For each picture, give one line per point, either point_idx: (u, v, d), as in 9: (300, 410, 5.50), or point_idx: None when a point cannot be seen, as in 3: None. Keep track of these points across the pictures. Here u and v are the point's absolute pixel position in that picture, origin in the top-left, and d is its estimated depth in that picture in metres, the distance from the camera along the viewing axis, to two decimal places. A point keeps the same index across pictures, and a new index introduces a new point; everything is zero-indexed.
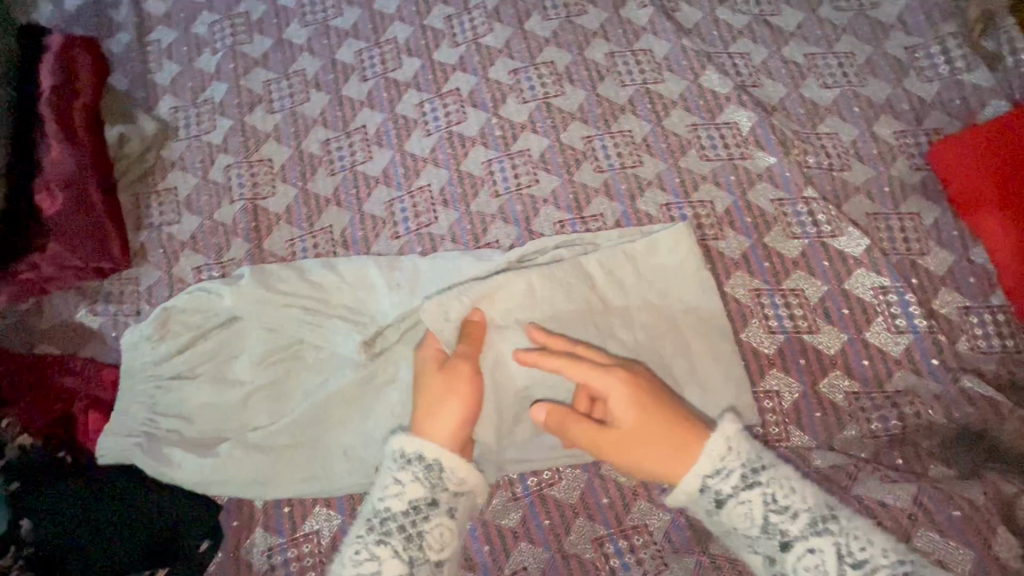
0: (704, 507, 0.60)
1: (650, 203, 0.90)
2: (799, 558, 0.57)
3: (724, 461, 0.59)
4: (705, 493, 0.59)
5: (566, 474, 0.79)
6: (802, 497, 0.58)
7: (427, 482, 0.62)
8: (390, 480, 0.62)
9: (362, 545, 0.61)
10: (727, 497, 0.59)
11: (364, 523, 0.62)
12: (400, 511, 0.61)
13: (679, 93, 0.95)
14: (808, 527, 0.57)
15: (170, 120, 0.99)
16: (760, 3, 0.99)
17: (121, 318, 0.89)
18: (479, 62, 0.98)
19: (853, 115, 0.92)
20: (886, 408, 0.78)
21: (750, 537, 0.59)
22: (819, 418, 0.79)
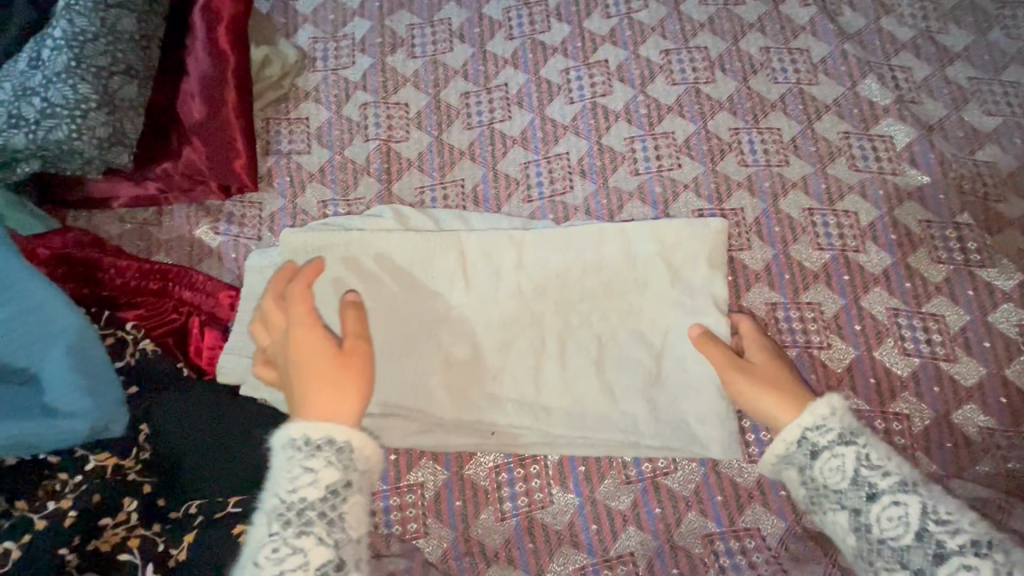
0: (799, 461, 0.59)
1: (793, 205, 0.87)
2: (883, 510, 0.54)
3: (823, 420, 0.59)
4: (796, 444, 0.60)
5: (682, 466, 0.77)
6: (891, 460, 0.57)
7: (340, 465, 0.55)
8: (298, 470, 0.54)
9: (279, 543, 0.52)
10: (821, 450, 0.58)
11: (273, 519, 0.53)
12: (317, 500, 0.53)
13: (834, 98, 0.92)
14: (895, 484, 0.55)
15: (309, 51, 0.97)
16: (926, 20, 0.96)
17: (241, 240, 0.87)
18: (630, 37, 0.96)
19: (1013, 147, 0.89)
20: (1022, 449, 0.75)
21: (836, 492, 0.57)
22: (950, 449, 0.76)
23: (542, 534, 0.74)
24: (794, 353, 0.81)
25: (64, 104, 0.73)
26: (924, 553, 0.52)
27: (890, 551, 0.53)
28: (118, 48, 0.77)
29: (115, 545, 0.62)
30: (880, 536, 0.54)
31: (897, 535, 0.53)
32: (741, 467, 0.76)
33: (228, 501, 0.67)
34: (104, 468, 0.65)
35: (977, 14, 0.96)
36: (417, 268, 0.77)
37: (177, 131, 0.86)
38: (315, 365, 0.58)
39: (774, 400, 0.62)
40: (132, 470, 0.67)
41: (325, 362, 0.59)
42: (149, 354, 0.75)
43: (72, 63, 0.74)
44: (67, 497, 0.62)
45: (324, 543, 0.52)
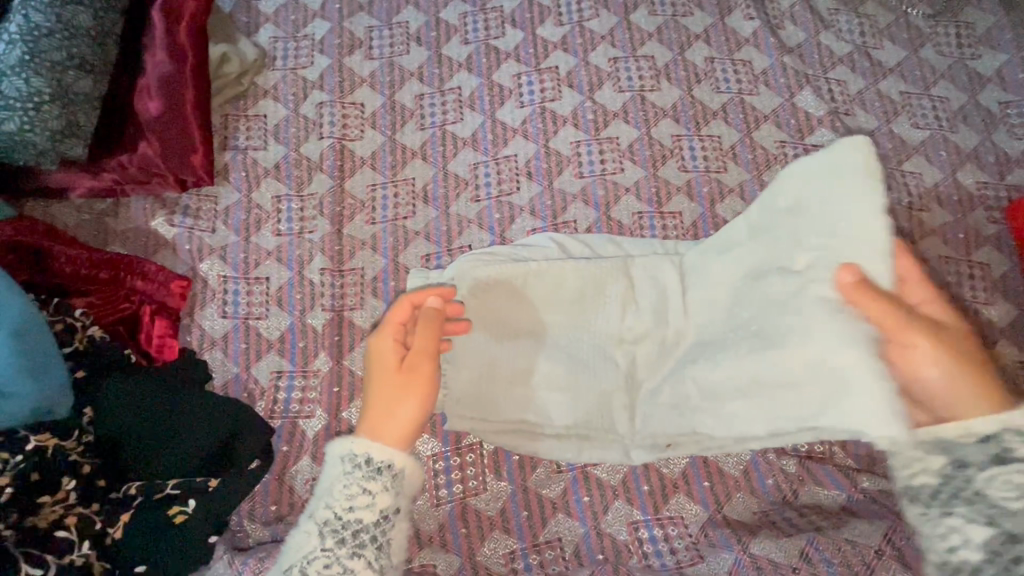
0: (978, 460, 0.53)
1: (729, 210, 0.91)
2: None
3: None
4: (978, 444, 0.54)
5: None
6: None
7: (393, 492, 0.61)
8: (358, 490, 0.60)
9: (332, 559, 0.58)
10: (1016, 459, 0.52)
11: (328, 535, 0.59)
12: (371, 522, 0.60)
13: (772, 108, 0.96)
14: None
15: (269, 50, 1.00)
16: (863, 36, 1.00)
17: (195, 232, 0.90)
18: (581, 44, 1.00)
19: (938, 159, 0.93)
20: None
21: (978, 500, 0.53)
22: (865, 444, 0.81)
23: (475, 520, 0.78)
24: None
25: (16, 97, 0.75)
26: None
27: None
28: (74, 43, 0.79)
29: (53, 523, 0.64)
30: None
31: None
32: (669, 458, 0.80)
33: (168, 483, 0.72)
34: (44, 448, 0.66)
35: (911, 31, 1.01)
36: (550, 281, 0.78)
37: (133, 125, 0.88)
38: (380, 378, 0.65)
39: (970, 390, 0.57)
40: (73, 451, 0.68)
41: (388, 375, 0.65)
42: (97, 340, 0.77)
43: (26, 57, 0.76)
44: (5, 475, 0.62)
45: (371, 563, 0.59)
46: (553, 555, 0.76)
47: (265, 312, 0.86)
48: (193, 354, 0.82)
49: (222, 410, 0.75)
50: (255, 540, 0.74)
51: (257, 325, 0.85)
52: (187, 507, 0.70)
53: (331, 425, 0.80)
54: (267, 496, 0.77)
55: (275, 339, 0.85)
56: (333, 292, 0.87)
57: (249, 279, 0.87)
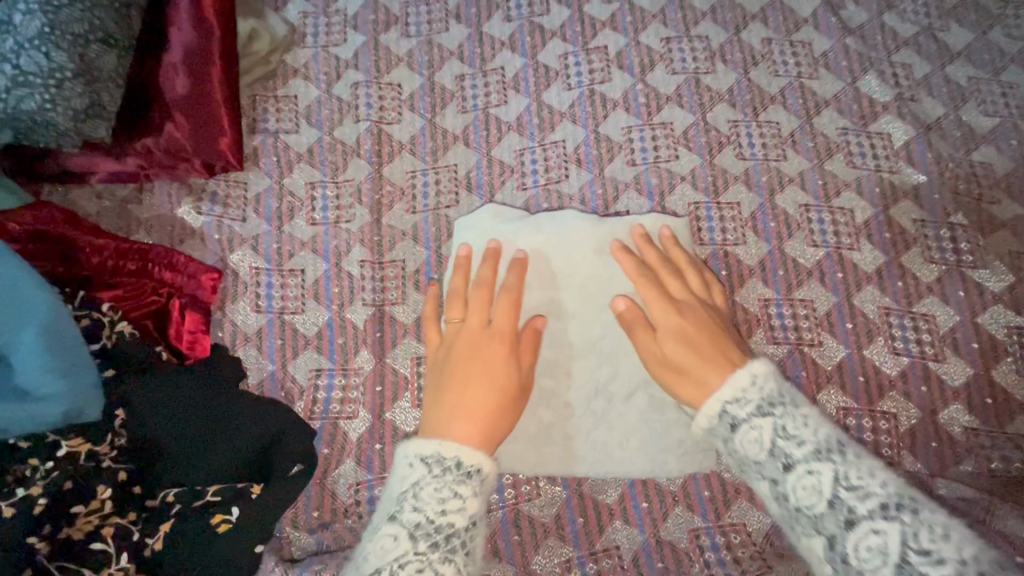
0: (721, 435, 0.55)
1: (789, 201, 0.87)
2: (798, 480, 0.49)
3: (743, 392, 0.54)
4: (717, 418, 0.55)
5: None
6: (813, 426, 0.51)
7: (481, 496, 0.56)
8: (449, 492, 0.54)
9: (425, 565, 0.52)
10: (741, 422, 0.53)
11: (416, 539, 0.53)
12: (461, 528, 0.54)
13: (834, 93, 0.91)
14: (811, 453, 0.50)
15: (298, 25, 0.94)
16: (929, 16, 0.95)
17: (225, 221, 0.84)
18: (631, 23, 0.94)
19: (1009, 148, 0.89)
20: (1007, 449, 0.76)
21: (753, 464, 0.53)
22: (934, 448, 0.77)
23: (529, 526, 0.74)
24: (785, 351, 0.81)
25: (36, 73, 0.69)
26: (836, 520, 0.47)
27: (806, 518, 0.49)
28: (96, 15, 0.73)
29: (88, 534, 0.60)
30: (796, 504, 0.49)
31: (812, 503, 0.48)
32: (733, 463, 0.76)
33: (209, 489, 0.67)
34: (77, 454, 0.62)
35: (980, 12, 0.95)
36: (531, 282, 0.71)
37: (158, 105, 0.82)
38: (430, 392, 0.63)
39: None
40: (106, 456, 0.64)
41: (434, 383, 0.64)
42: (124, 339, 0.72)
43: (46, 29, 0.70)
44: (37, 483, 0.59)
45: (461, 570, 0.53)
46: (611, 565, 0.73)
47: (301, 306, 0.81)
48: (227, 351, 0.77)
49: (261, 411, 0.72)
50: (300, 550, 0.70)
51: (293, 320, 0.80)
52: (231, 515, 0.66)
53: (375, 427, 0.76)
54: (309, 502, 0.72)
55: (313, 335, 0.80)
56: (373, 285, 0.82)
57: (283, 271, 0.82)
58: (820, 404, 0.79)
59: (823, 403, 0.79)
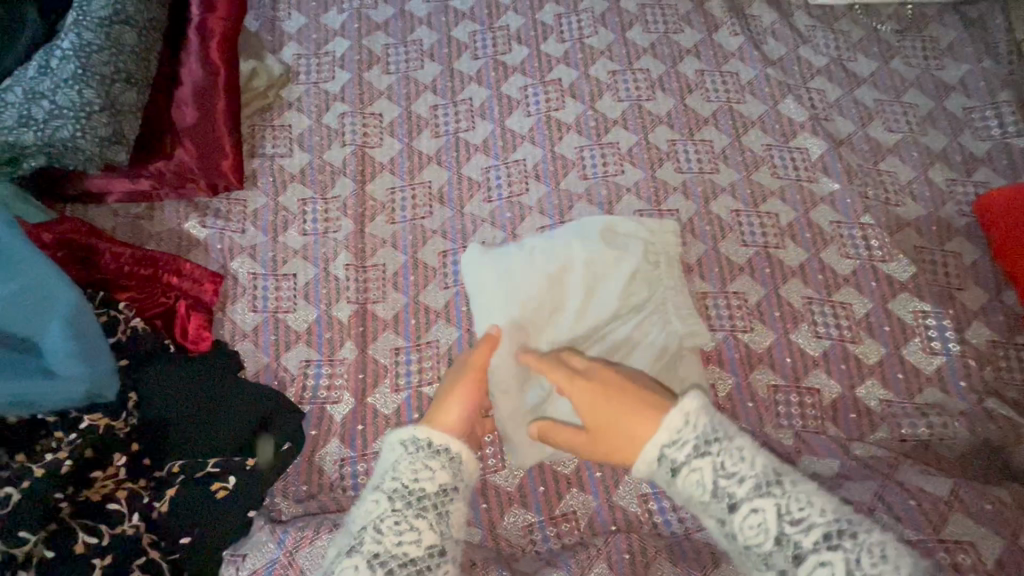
0: (662, 477, 0.57)
1: (722, 207, 0.99)
2: (743, 519, 0.53)
3: (678, 433, 0.57)
4: (661, 462, 0.57)
5: None
6: (746, 463, 0.55)
7: (452, 470, 0.63)
8: (419, 461, 0.62)
9: (401, 519, 0.59)
10: (682, 465, 0.56)
11: (392, 499, 0.60)
12: (433, 493, 0.61)
13: (758, 115, 1.05)
14: (752, 489, 0.54)
15: (293, 65, 1.08)
16: (838, 49, 1.10)
17: (226, 233, 0.96)
18: (582, 59, 1.08)
19: (911, 159, 1.02)
20: (916, 417, 0.85)
21: (702, 505, 0.55)
22: (854, 418, 0.87)
23: (495, 495, 0.83)
24: (722, 337, 0.91)
25: (70, 107, 0.82)
26: (784, 555, 0.51)
27: (756, 557, 0.52)
28: (121, 59, 0.87)
29: (105, 496, 0.71)
30: (745, 544, 0.53)
31: (759, 542, 0.52)
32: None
33: (208, 461, 0.77)
34: (96, 426, 0.73)
35: (882, 45, 1.11)
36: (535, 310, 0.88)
37: (170, 133, 0.95)
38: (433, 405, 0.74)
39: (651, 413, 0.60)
40: (122, 431, 0.75)
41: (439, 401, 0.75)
42: (139, 331, 0.83)
43: (79, 71, 0.83)
44: (63, 449, 0.70)
45: (434, 527, 0.59)
46: (568, 528, 0.81)
47: (293, 306, 0.92)
48: (227, 346, 0.88)
49: (250, 394, 0.81)
50: (289, 515, 0.78)
51: (286, 319, 0.91)
52: (228, 482, 0.75)
53: (357, 409, 0.85)
54: (298, 477, 0.81)
55: (303, 331, 0.90)
56: (357, 286, 0.93)
57: (278, 276, 0.93)
58: (753, 382, 0.89)
59: (754, 381, 0.89)
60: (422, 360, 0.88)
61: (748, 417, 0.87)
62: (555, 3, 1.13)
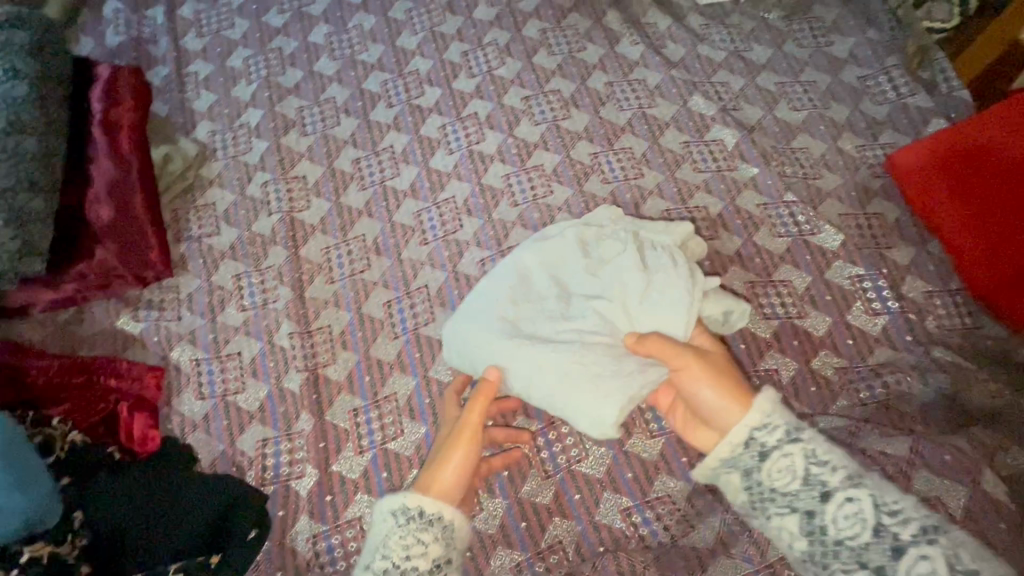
0: (747, 463, 0.66)
1: (653, 209, 1.01)
2: (839, 508, 0.61)
3: (769, 417, 0.66)
4: (745, 446, 0.66)
5: (593, 451, 0.85)
6: (836, 456, 0.63)
7: (445, 542, 0.64)
8: (411, 539, 0.63)
9: None
10: (772, 450, 0.65)
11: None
12: (426, 571, 0.62)
13: (671, 115, 1.08)
14: (849, 479, 0.61)
15: (208, 143, 1.07)
16: (733, 42, 1.16)
17: (162, 323, 0.93)
18: (494, 90, 1.11)
19: (820, 133, 1.06)
20: (871, 378, 0.87)
21: (787, 494, 0.64)
22: (815, 392, 0.87)
23: (478, 541, 0.81)
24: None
25: None
26: (883, 548, 0.58)
27: (848, 550, 0.59)
28: (23, 168, 0.85)
29: None
30: (838, 535, 0.60)
31: (855, 533, 0.59)
32: (646, 443, 0.85)
33: (170, 567, 0.74)
34: (40, 556, 0.68)
35: (773, 32, 1.17)
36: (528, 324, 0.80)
37: (87, 234, 0.92)
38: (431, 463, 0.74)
39: (715, 395, 0.70)
40: (71, 556, 0.71)
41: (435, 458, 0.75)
42: (78, 445, 0.79)
43: None
44: None
45: None
46: (557, 559, 0.79)
47: (241, 386, 0.89)
48: (178, 441, 0.85)
49: (205, 489, 0.78)
50: None
51: (235, 400, 0.88)
52: None
53: (322, 480, 0.82)
54: (270, 565, 0.78)
55: (255, 409, 0.87)
56: (304, 353, 0.91)
57: (221, 357, 0.91)
58: None
59: None
60: (383, 416, 0.87)
61: None
62: (459, 41, 1.16)
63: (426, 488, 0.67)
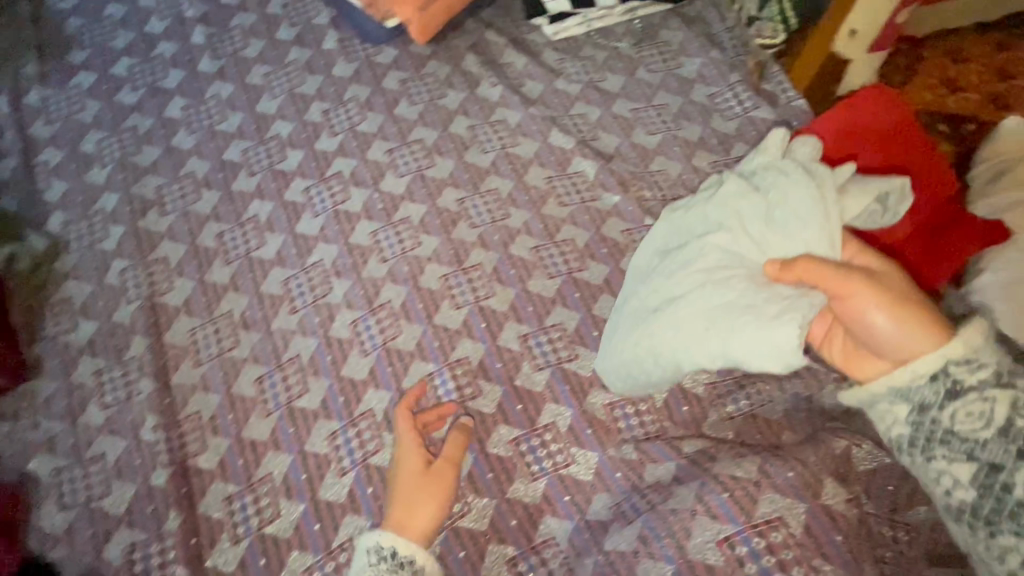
0: (926, 396, 0.46)
1: (522, 248, 0.89)
2: None
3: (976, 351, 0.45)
4: (924, 378, 0.46)
5: (475, 504, 0.72)
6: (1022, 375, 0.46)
7: None
8: None
9: None
10: (967, 389, 0.45)
11: None
12: None
13: (533, 153, 0.98)
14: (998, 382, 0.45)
15: (61, 234, 0.99)
16: (587, 73, 1.03)
17: (14, 435, 0.85)
18: (356, 145, 1.01)
19: (712, 148, 0.96)
20: (735, 390, 0.72)
21: (960, 431, 0.46)
22: None
23: None
24: (548, 371, 0.79)
25: None
26: None
27: None
28: None
29: None
30: None
31: None
32: (521, 484, 0.73)
33: None
34: None
35: (626, 60, 1.04)
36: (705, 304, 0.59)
37: None
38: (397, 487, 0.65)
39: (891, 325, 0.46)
40: None
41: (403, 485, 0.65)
42: None
43: None
44: None
45: None
46: None
47: (108, 488, 0.82)
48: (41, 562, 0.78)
49: None
50: None
51: (101, 504, 0.81)
52: None
53: None
54: None
55: (122, 512, 0.80)
56: (171, 445, 0.84)
57: (83, 462, 0.83)
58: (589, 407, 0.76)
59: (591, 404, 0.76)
60: (259, 499, 0.79)
61: None
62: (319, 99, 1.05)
63: (398, 524, 0.61)
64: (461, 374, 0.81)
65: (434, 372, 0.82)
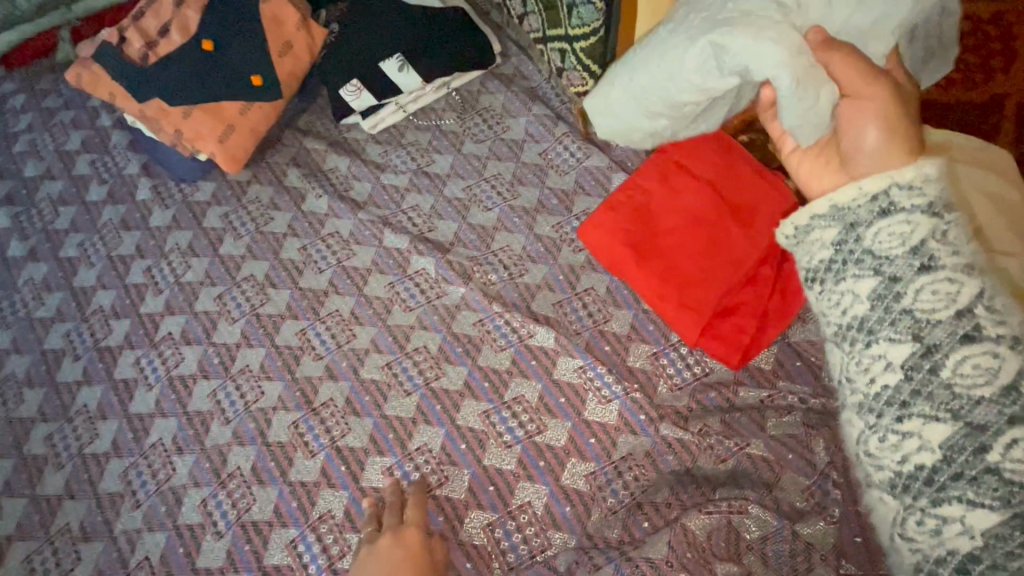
0: (858, 216, 0.49)
1: (544, 304, 0.96)
2: (938, 319, 0.44)
3: None
4: (870, 200, 0.49)
5: (529, 495, 0.84)
6: (967, 245, 0.46)
7: None
8: None
9: None
10: (876, 218, 0.48)
11: None
12: None
13: (536, 199, 1.05)
14: (960, 266, 0.44)
15: None
16: (494, 149, 1.10)
17: None
18: (389, 198, 1.08)
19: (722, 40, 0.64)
20: (682, 471, 0.83)
21: (878, 257, 0.47)
22: (681, 473, 0.83)
23: None
24: (617, 404, 0.88)
25: None
26: (991, 409, 0.41)
27: (939, 394, 0.43)
28: None
29: None
30: (949, 375, 0.43)
31: (974, 383, 0.42)
32: (573, 472, 0.85)
33: None
34: None
35: None
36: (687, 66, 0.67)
37: None
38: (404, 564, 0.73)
39: (882, 139, 0.54)
40: None
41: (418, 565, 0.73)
42: None
43: None
44: None
45: None
46: None
47: None
48: None
49: None
50: None
51: None
52: None
53: None
54: None
55: None
56: None
57: None
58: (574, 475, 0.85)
59: (620, 456, 0.85)
60: None
61: (672, 469, 0.83)
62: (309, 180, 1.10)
63: None
64: (522, 415, 0.89)
65: (491, 410, 0.90)
